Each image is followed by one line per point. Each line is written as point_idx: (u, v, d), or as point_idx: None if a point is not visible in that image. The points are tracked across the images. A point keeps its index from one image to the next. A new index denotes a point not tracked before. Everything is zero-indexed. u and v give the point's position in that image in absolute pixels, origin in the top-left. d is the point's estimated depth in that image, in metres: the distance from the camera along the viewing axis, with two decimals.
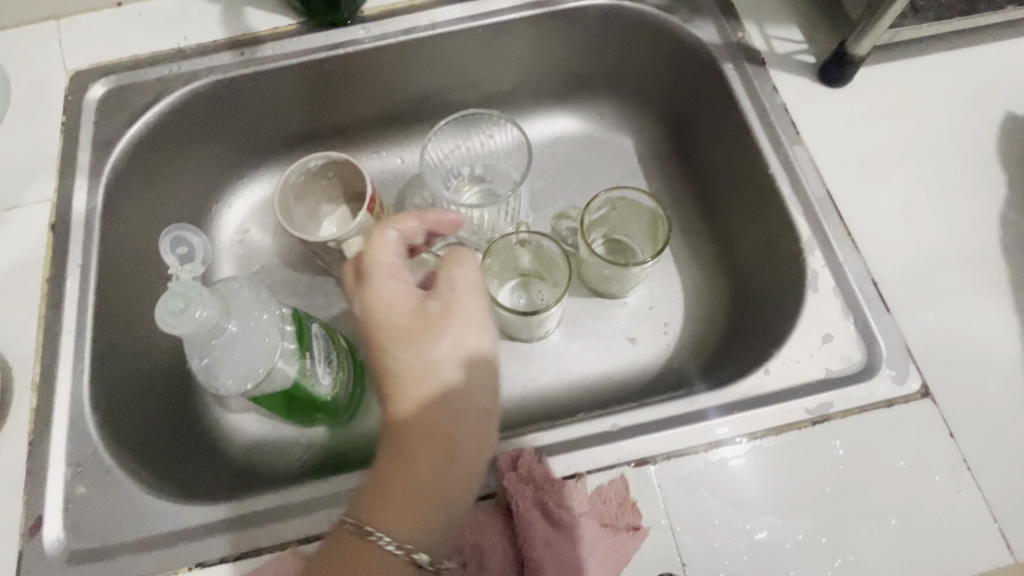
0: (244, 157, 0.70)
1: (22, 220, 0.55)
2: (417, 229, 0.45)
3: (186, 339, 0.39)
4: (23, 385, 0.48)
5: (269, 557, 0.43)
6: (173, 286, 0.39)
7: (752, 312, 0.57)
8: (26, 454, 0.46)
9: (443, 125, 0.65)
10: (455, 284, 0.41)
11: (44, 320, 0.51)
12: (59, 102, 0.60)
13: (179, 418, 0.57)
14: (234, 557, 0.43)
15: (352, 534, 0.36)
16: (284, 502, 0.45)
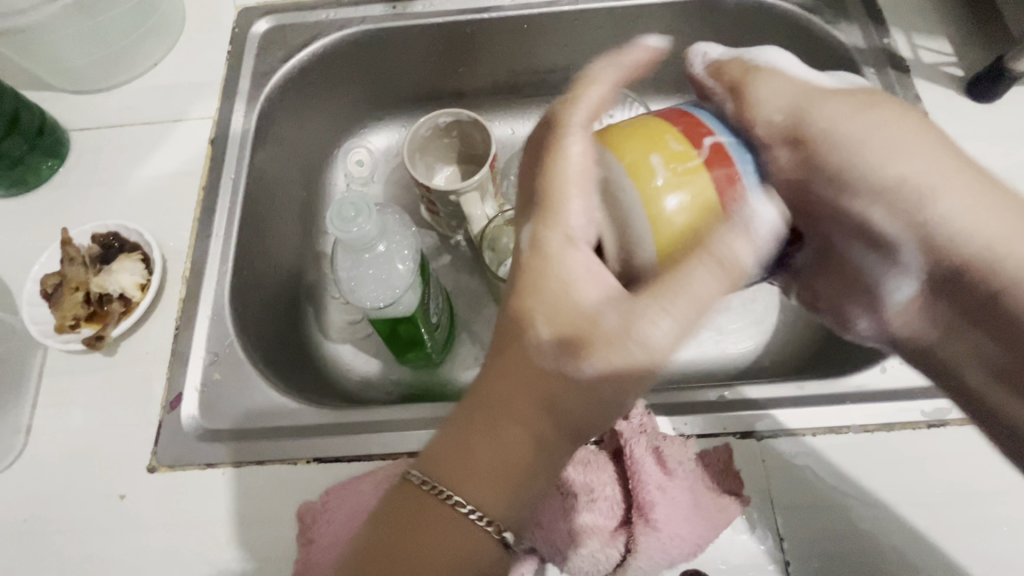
0: (372, 106, 0.74)
1: (186, 132, 0.60)
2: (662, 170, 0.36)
3: (347, 247, 0.43)
4: (175, 276, 0.53)
5: (378, 463, 0.46)
6: (345, 196, 0.43)
7: None
8: (173, 336, 0.51)
9: None
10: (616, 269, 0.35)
11: (198, 222, 0.56)
12: (226, 33, 0.66)
13: (292, 334, 0.61)
14: (236, 465, 0.46)
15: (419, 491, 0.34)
16: (395, 418, 0.48)
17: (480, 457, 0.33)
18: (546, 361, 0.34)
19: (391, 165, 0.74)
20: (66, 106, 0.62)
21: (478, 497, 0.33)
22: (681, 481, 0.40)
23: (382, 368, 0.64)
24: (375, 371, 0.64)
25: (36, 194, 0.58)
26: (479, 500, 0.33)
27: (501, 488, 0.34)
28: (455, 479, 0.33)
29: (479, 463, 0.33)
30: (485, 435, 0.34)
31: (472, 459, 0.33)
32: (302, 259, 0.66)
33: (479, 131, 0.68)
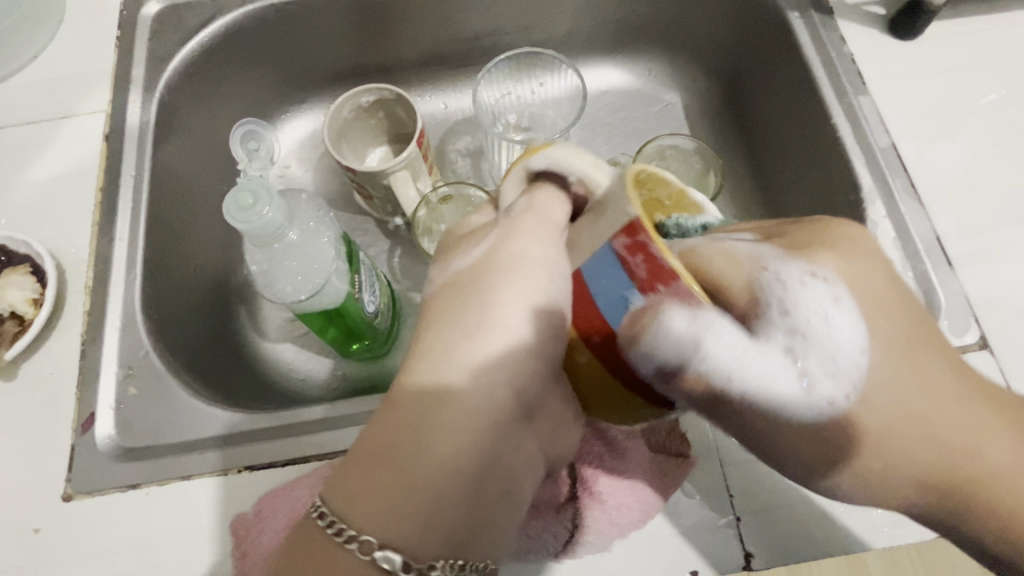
0: (291, 89, 0.70)
1: (76, 129, 0.55)
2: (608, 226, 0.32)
3: (249, 238, 0.40)
4: (76, 288, 0.49)
5: (316, 464, 0.43)
6: (241, 183, 0.40)
7: None
8: (79, 352, 0.47)
9: (495, 64, 0.66)
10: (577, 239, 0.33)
11: (98, 226, 0.51)
12: (114, 17, 0.60)
13: (222, 338, 0.58)
14: (197, 475, 0.43)
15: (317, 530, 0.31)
16: (331, 416, 0.45)
17: (422, 468, 0.31)
18: (493, 368, 0.34)
19: (319, 153, 0.73)
20: None
21: (401, 519, 0.31)
22: (624, 451, 0.40)
23: (320, 364, 0.61)
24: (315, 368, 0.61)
25: None
26: (418, 535, 0.31)
27: (450, 515, 0.32)
28: (373, 505, 0.31)
29: (421, 476, 0.31)
30: (429, 442, 0.32)
31: (426, 462, 0.32)
32: (227, 257, 0.62)
33: (401, 110, 0.65)
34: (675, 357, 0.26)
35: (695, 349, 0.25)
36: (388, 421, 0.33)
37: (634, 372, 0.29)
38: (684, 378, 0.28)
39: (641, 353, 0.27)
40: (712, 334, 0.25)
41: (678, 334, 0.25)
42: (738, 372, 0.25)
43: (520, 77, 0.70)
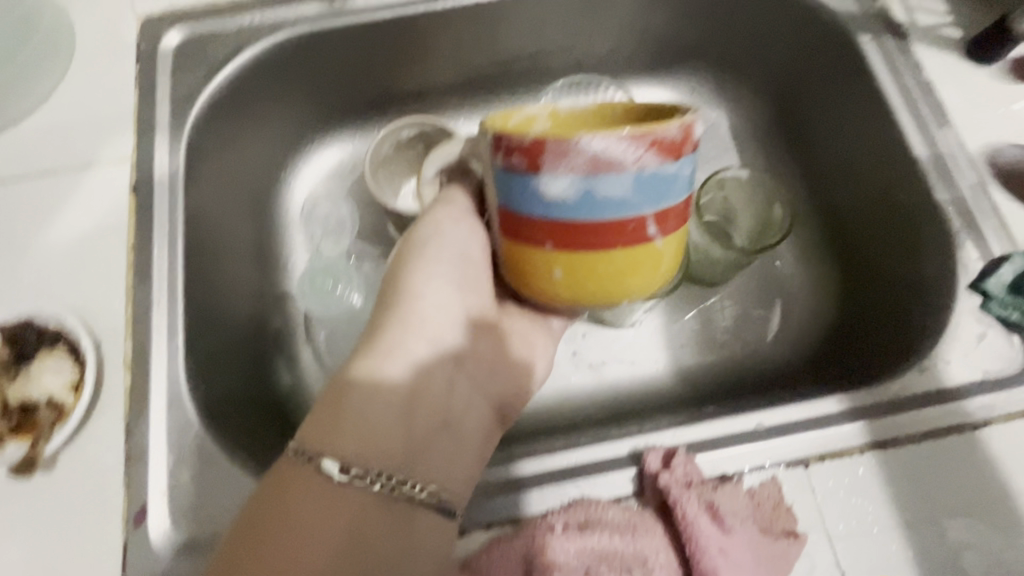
0: (317, 121, 0.65)
1: (99, 179, 0.50)
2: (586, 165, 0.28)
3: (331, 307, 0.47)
4: (115, 362, 0.44)
5: None
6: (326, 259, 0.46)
7: (863, 297, 0.56)
8: (125, 435, 0.43)
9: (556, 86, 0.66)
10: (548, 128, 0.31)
11: (134, 291, 0.46)
12: (131, 51, 0.55)
13: (263, 396, 0.53)
14: None
15: (295, 461, 0.35)
16: None
17: (370, 415, 0.37)
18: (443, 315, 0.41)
19: (348, 185, 0.67)
20: None
21: (362, 451, 0.36)
22: (739, 534, 0.38)
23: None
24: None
25: None
26: (371, 456, 0.36)
27: (400, 435, 0.38)
28: (339, 433, 0.36)
29: (366, 418, 0.37)
30: (375, 395, 0.38)
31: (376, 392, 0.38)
32: (262, 306, 0.59)
33: (450, 138, 0.60)
34: (574, 191, 0.28)
35: (592, 169, 0.28)
36: (349, 386, 0.38)
37: (582, 237, 0.30)
38: (604, 198, 0.29)
39: (568, 210, 0.29)
40: (578, 154, 0.27)
41: (567, 174, 0.28)
42: (616, 167, 0.27)
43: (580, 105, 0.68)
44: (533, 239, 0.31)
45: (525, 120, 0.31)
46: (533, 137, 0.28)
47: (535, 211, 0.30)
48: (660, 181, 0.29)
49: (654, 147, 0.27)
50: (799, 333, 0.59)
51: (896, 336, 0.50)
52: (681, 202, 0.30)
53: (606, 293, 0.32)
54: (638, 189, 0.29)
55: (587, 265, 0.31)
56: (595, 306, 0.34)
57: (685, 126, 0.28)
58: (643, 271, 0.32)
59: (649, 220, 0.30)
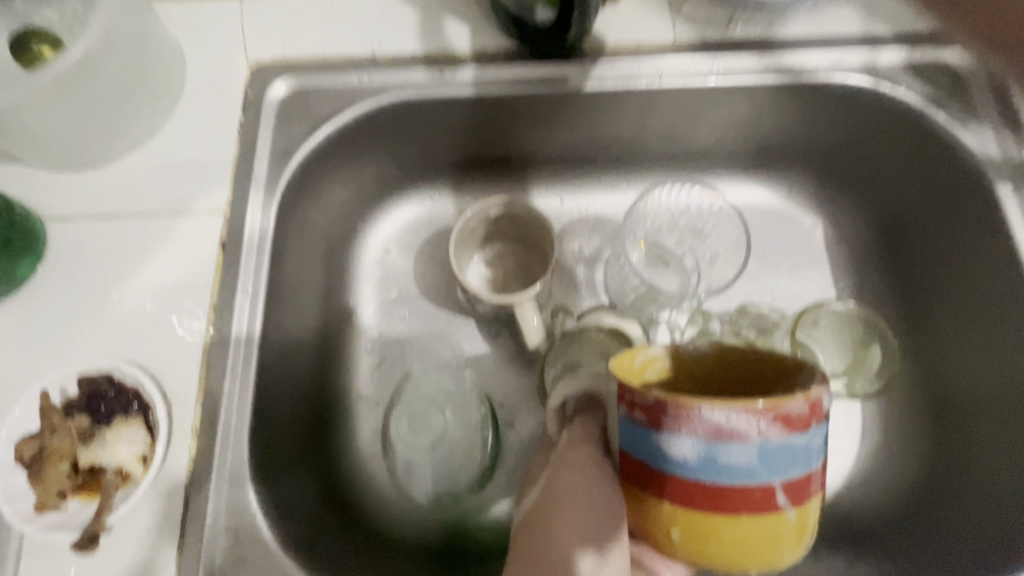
0: (400, 175, 0.64)
1: (190, 229, 0.50)
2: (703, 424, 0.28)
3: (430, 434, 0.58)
4: (182, 428, 0.43)
5: None
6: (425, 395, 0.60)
7: (948, 458, 0.53)
8: (181, 510, 0.42)
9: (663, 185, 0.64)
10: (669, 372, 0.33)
11: (209, 354, 0.46)
12: (238, 96, 0.54)
13: (318, 465, 0.53)
14: None
15: None
16: None
17: None
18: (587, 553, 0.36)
19: (421, 240, 0.66)
20: (39, 186, 0.51)
21: None
22: None
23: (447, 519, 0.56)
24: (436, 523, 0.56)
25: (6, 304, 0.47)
26: None
27: None
28: None
29: None
30: None
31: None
32: (323, 364, 0.58)
33: (543, 224, 0.59)
34: (696, 453, 0.28)
35: (716, 435, 0.28)
36: None
37: (707, 500, 0.29)
38: (728, 463, 0.28)
39: (693, 471, 0.29)
40: (701, 420, 0.28)
41: (690, 437, 0.28)
42: (739, 436, 0.28)
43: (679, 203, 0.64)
44: (658, 491, 0.30)
45: (647, 362, 0.33)
46: (656, 395, 0.29)
47: (655, 465, 0.30)
48: (786, 453, 0.28)
49: (776, 421, 0.28)
50: (877, 484, 0.55)
51: (985, 531, 0.48)
52: (809, 473, 0.29)
53: (733, 557, 0.29)
54: (765, 459, 0.28)
55: (715, 525, 0.29)
56: (725, 568, 0.30)
57: (809, 401, 0.28)
58: (774, 542, 0.29)
59: (777, 489, 0.29)
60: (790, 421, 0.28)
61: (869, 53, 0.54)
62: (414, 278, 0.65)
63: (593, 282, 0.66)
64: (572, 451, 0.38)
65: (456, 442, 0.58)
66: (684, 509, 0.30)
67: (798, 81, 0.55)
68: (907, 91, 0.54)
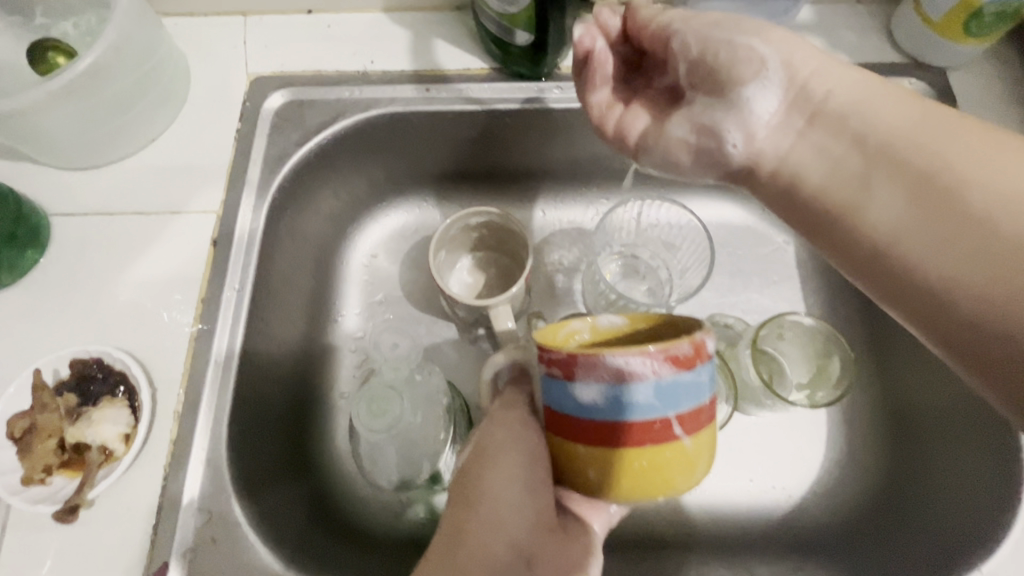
0: (389, 184, 0.67)
1: (185, 227, 0.53)
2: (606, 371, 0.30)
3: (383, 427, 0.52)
4: (165, 411, 0.46)
5: None
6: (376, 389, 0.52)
7: (904, 470, 0.55)
8: (159, 488, 0.44)
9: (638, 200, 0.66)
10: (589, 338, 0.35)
11: (195, 344, 0.49)
12: (236, 105, 0.58)
13: (297, 455, 0.56)
14: None
15: None
16: None
17: None
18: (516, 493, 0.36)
19: (407, 246, 0.69)
20: (47, 184, 0.55)
21: None
22: None
23: (413, 502, 0.57)
24: (405, 507, 0.57)
25: (10, 292, 0.51)
26: None
27: None
28: None
29: None
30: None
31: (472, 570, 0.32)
32: (307, 360, 0.61)
33: (517, 230, 0.62)
34: (601, 394, 0.31)
35: (617, 379, 0.30)
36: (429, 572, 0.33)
37: (613, 436, 0.31)
38: (629, 402, 0.30)
39: (600, 413, 0.31)
40: (603, 366, 0.30)
41: (596, 383, 0.30)
42: (637, 376, 0.30)
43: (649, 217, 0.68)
44: (573, 433, 0.33)
45: (568, 334, 0.35)
46: (566, 350, 0.31)
47: (569, 409, 0.32)
48: (681, 388, 0.31)
49: (668, 361, 0.30)
50: (838, 494, 0.57)
51: (934, 542, 0.49)
52: (702, 406, 0.32)
53: (636, 485, 0.32)
54: (661, 396, 0.30)
55: (622, 458, 0.31)
56: (635, 499, 0.32)
57: (697, 341, 0.30)
58: (675, 469, 0.32)
59: (674, 422, 0.31)
60: (682, 361, 0.30)
61: None
62: (399, 282, 0.68)
63: (571, 291, 0.68)
64: (503, 411, 0.40)
65: (414, 428, 0.52)
66: (592, 445, 0.32)
67: None
68: None
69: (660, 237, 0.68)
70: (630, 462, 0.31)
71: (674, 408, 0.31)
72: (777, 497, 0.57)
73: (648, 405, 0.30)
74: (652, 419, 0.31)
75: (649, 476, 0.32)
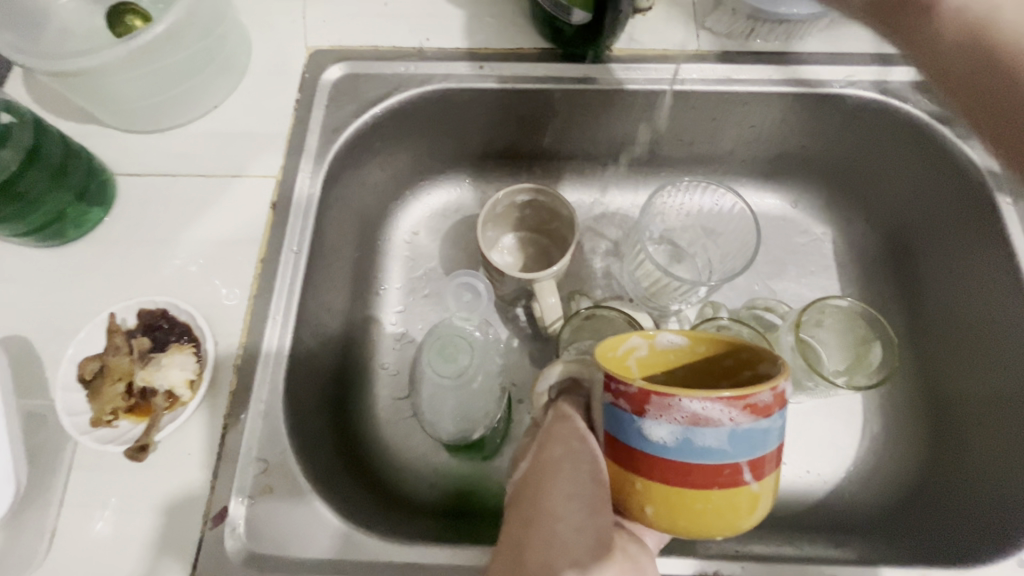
0: (434, 161, 0.68)
1: (244, 190, 0.55)
2: (681, 413, 0.30)
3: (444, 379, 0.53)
4: (226, 364, 0.48)
5: None
6: (444, 336, 0.53)
7: (944, 456, 0.55)
8: (220, 437, 0.45)
9: (685, 183, 0.65)
10: (645, 357, 0.36)
11: (254, 301, 0.50)
12: (296, 78, 0.60)
13: (341, 419, 0.57)
14: None
15: None
16: (447, 559, 0.43)
17: None
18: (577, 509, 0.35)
19: (449, 224, 0.70)
20: (113, 145, 0.57)
21: None
22: None
23: (449, 465, 0.59)
24: (441, 471, 0.59)
25: (75, 247, 0.53)
26: None
27: None
28: None
29: None
30: None
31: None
32: (353, 329, 0.62)
33: (562, 208, 0.62)
34: (674, 437, 0.31)
35: (692, 423, 0.30)
36: None
37: (679, 476, 0.32)
38: (701, 446, 0.30)
39: (669, 453, 0.31)
40: (680, 409, 0.30)
41: (669, 423, 0.30)
42: (712, 423, 0.30)
43: (692, 204, 0.67)
44: (636, 466, 0.33)
45: (628, 350, 0.36)
46: (640, 385, 0.31)
47: (637, 445, 0.32)
48: (753, 438, 0.31)
49: (745, 410, 0.30)
50: (875, 479, 0.57)
51: (977, 521, 0.48)
52: (769, 453, 0.32)
53: (698, 526, 0.32)
54: (734, 444, 0.30)
55: (685, 498, 0.32)
56: (690, 536, 0.33)
57: (775, 391, 0.31)
58: (737, 513, 0.32)
59: (743, 468, 0.31)
60: (755, 408, 0.30)
61: (880, 71, 0.58)
62: (440, 258, 0.69)
63: (609, 273, 0.69)
64: (558, 423, 0.40)
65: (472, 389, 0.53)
66: (656, 483, 0.32)
67: (812, 92, 0.59)
68: (916, 106, 0.57)
69: (702, 224, 0.68)
70: (696, 504, 0.32)
71: (744, 456, 0.31)
72: (811, 481, 0.58)
73: (718, 451, 0.30)
74: (721, 464, 0.31)
75: (712, 518, 0.32)
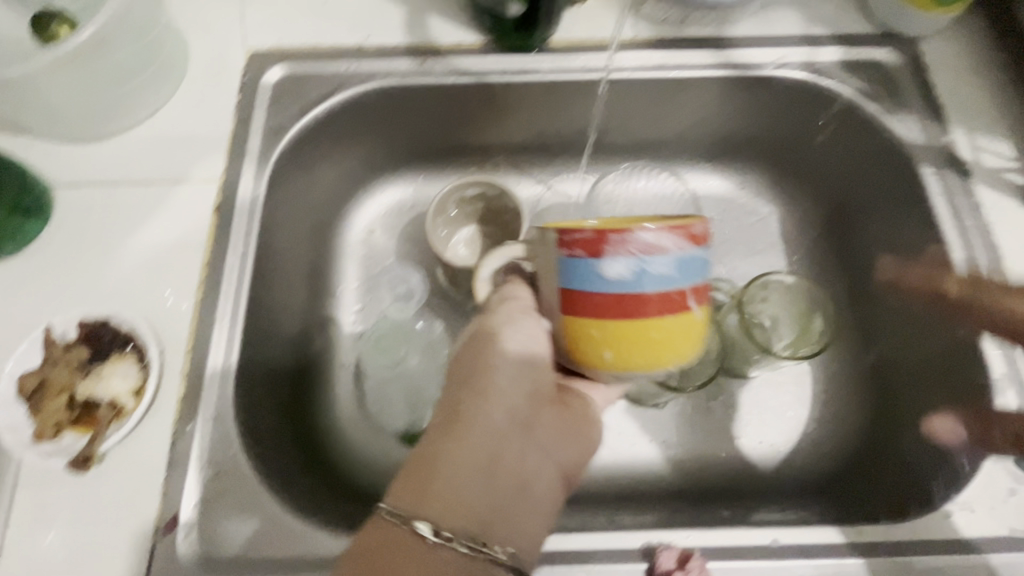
0: (384, 158, 0.68)
1: (186, 196, 0.54)
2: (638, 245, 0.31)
3: None
4: (173, 370, 0.47)
5: None
6: None
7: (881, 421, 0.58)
8: (167, 445, 0.45)
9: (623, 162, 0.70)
10: None
11: (200, 306, 0.50)
12: (235, 80, 0.59)
13: (299, 420, 0.57)
14: None
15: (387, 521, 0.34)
16: None
17: (447, 487, 0.36)
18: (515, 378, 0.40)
19: (404, 222, 0.70)
20: (48, 155, 0.55)
21: (451, 518, 0.35)
22: None
23: None
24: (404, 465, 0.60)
25: (14, 261, 0.52)
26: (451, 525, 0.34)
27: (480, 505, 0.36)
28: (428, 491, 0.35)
29: (447, 500, 0.35)
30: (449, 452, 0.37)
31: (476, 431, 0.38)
32: (308, 331, 0.62)
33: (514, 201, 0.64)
34: (632, 268, 0.32)
35: (646, 253, 0.31)
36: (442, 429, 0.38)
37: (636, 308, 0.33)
38: (655, 275, 0.32)
39: (625, 288, 0.32)
40: (634, 241, 0.31)
41: (625, 257, 0.32)
42: (662, 251, 0.32)
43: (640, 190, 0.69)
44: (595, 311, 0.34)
45: None
46: (594, 229, 0.32)
47: (593, 286, 0.33)
48: (697, 267, 0.33)
49: (689, 239, 0.32)
50: (823, 446, 0.59)
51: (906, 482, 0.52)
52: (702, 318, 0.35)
53: (654, 357, 0.34)
54: (683, 271, 0.32)
55: (642, 330, 0.33)
56: (644, 374, 0.35)
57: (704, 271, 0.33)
58: (682, 350, 0.35)
59: (690, 304, 0.34)
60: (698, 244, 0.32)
61: (810, 52, 0.60)
62: (395, 255, 0.69)
63: None
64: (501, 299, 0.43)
65: None
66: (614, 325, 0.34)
67: (747, 75, 0.61)
68: (845, 85, 0.60)
69: (654, 207, 0.69)
70: (653, 339, 0.33)
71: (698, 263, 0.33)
72: (763, 450, 0.60)
73: (669, 286, 0.32)
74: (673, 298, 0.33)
75: (664, 358, 0.34)
